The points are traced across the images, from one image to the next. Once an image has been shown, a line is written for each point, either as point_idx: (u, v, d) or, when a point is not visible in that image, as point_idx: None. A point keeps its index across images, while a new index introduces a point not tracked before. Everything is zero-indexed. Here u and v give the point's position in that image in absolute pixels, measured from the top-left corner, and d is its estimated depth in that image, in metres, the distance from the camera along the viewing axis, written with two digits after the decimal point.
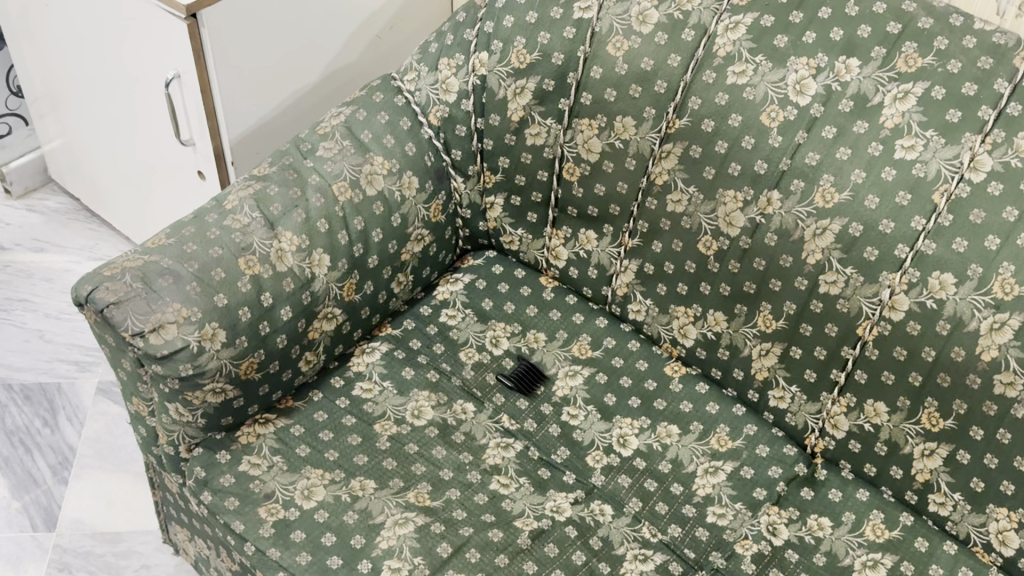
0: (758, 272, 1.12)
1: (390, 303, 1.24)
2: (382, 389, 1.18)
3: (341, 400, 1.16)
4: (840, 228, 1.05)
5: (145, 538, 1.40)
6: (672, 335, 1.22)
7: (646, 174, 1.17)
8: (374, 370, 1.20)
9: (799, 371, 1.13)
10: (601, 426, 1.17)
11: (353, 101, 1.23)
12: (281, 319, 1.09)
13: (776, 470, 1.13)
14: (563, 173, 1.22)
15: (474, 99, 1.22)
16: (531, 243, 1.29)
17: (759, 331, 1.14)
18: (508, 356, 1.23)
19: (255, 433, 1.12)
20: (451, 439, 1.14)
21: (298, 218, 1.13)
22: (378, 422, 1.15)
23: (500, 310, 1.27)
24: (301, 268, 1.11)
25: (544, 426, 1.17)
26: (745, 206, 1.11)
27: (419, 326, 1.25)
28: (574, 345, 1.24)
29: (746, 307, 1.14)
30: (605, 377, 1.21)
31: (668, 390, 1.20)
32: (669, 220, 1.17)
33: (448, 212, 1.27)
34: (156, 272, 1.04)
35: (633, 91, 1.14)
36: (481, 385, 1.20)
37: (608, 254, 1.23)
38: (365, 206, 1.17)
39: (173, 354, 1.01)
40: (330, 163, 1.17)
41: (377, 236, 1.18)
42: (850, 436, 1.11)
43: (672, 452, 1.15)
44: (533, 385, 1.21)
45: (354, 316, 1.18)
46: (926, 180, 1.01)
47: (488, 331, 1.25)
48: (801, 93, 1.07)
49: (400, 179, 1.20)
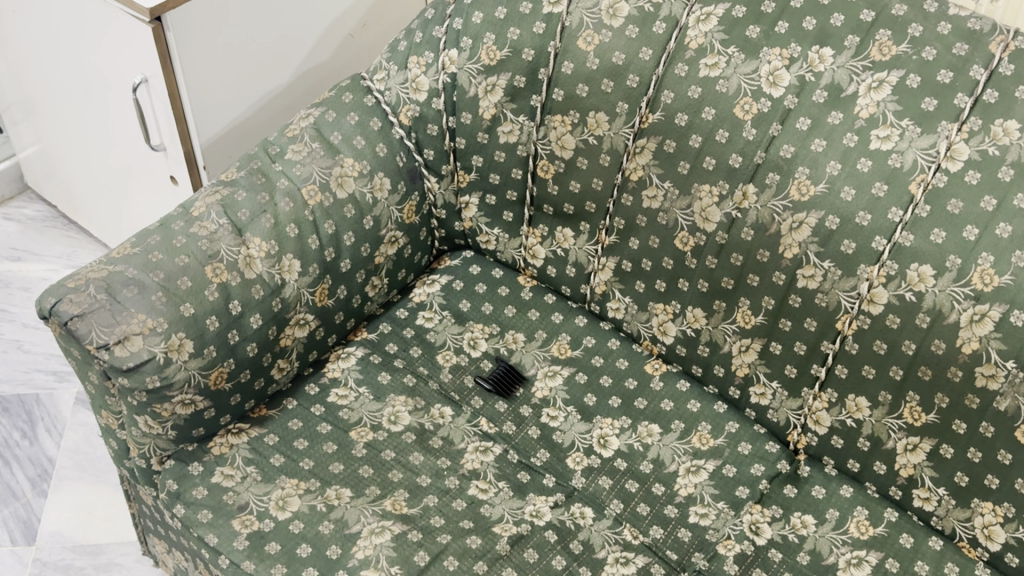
0: (735, 267, 1.10)
1: (366, 306, 1.22)
2: (358, 394, 1.16)
3: (316, 407, 1.14)
4: (817, 221, 1.03)
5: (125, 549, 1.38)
6: (652, 333, 1.20)
7: (620, 170, 1.15)
8: (350, 375, 1.18)
9: (779, 366, 1.11)
10: (581, 427, 1.16)
11: (322, 102, 1.21)
12: (250, 327, 1.07)
13: (759, 467, 1.11)
14: (538, 170, 1.20)
15: (445, 97, 1.19)
16: (508, 242, 1.27)
17: (738, 327, 1.12)
18: (487, 357, 1.21)
19: (228, 443, 1.10)
20: (429, 444, 1.13)
21: (267, 223, 1.11)
22: (354, 429, 1.13)
23: (478, 311, 1.25)
24: (271, 274, 1.09)
25: (524, 429, 1.15)
26: (721, 201, 1.09)
27: (395, 329, 1.23)
28: (553, 345, 1.23)
29: (725, 303, 1.12)
30: (585, 376, 1.20)
31: (649, 388, 1.18)
32: (645, 216, 1.15)
33: (423, 213, 1.24)
34: (122, 282, 1.02)
35: (605, 86, 1.12)
36: (459, 389, 1.18)
37: (586, 251, 1.22)
38: (336, 209, 1.15)
39: (139, 366, 0.99)
40: (299, 166, 1.15)
41: (348, 240, 1.16)
42: (833, 431, 1.09)
43: (653, 451, 1.13)
44: (511, 387, 1.19)
45: (327, 322, 1.16)
46: (902, 170, 1.00)
47: (466, 333, 1.23)
48: (775, 84, 1.05)
49: (372, 181, 1.18)
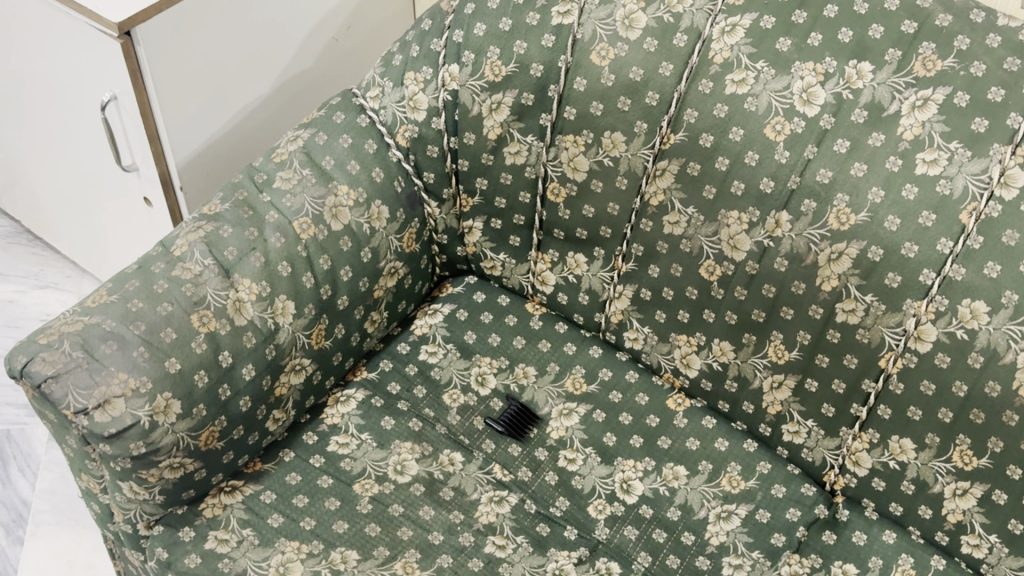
0: (767, 300, 1.02)
1: (365, 343, 1.13)
2: (360, 442, 1.07)
3: (316, 458, 1.06)
4: (858, 252, 0.95)
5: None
6: (674, 365, 1.12)
7: (639, 194, 1.06)
8: (350, 421, 1.09)
9: (815, 405, 1.03)
10: (602, 471, 1.08)
11: (311, 123, 1.11)
12: (243, 380, 0.98)
13: (794, 512, 1.04)
14: (548, 193, 1.11)
15: (446, 116, 1.10)
16: (515, 268, 1.18)
17: (770, 362, 1.04)
18: (497, 395, 1.13)
19: (222, 504, 1.01)
20: (439, 496, 1.04)
21: (257, 262, 1.01)
22: (358, 482, 1.04)
23: (485, 344, 1.16)
24: (263, 319, 1.00)
25: (540, 475, 1.07)
26: (751, 228, 1.01)
27: (397, 366, 1.14)
28: (567, 379, 1.14)
29: (755, 336, 1.04)
30: (603, 414, 1.12)
31: (672, 425, 1.11)
32: (666, 243, 1.06)
33: (423, 239, 1.15)
34: (99, 336, 0.93)
35: (622, 104, 1.03)
36: (468, 432, 1.10)
37: (600, 278, 1.13)
38: (332, 243, 1.06)
39: (122, 432, 0.90)
40: (289, 196, 1.06)
41: (345, 275, 1.07)
42: (874, 473, 1.02)
43: (680, 496, 1.06)
44: (525, 428, 1.10)
45: (325, 364, 1.07)
46: (952, 198, 0.91)
47: (473, 368, 1.15)
48: (809, 103, 0.96)
49: (368, 210, 1.08)
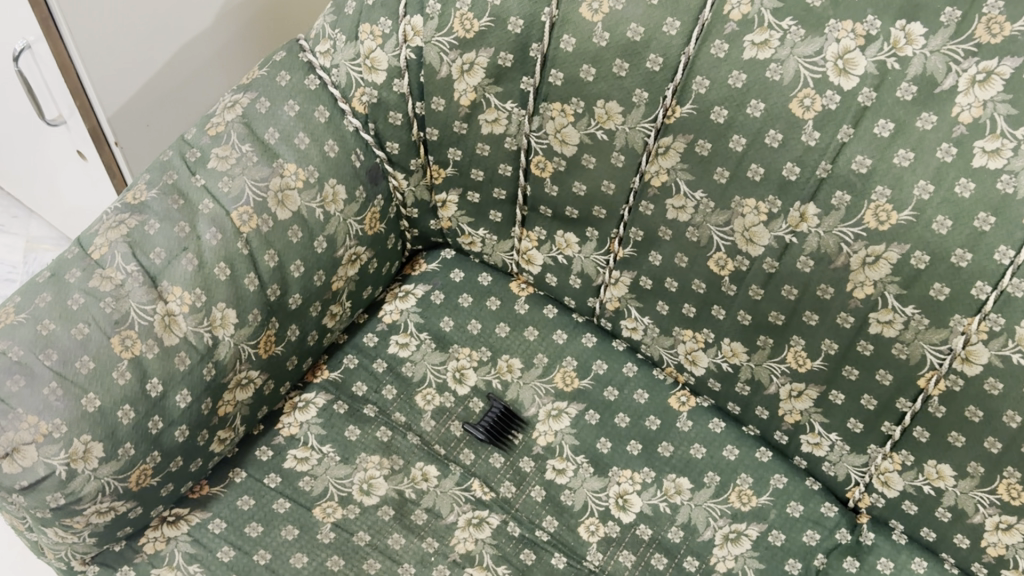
0: (787, 302, 0.87)
1: (325, 339, 0.99)
2: (321, 456, 0.95)
3: (271, 477, 0.94)
4: (899, 256, 0.80)
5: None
6: (677, 361, 0.98)
7: (638, 172, 0.90)
8: (310, 431, 0.96)
9: (839, 418, 0.90)
10: (595, 484, 0.96)
11: (252, 85, 0.94)
12: (177, 408, 0.85)
13: (812, 535, 0.92)
14: (531, 167, 0.94)
15: (410, 77, 0.92)
16: (496, 245, 1.03)
17: (789, 369, 0.90)
18: (477, 394, 1.00)
19: (164, 537, 0.90)
20: (411, 521, 0.93)
21: (189, 265, 0.86)
22: (319, 505, 0.92)
23: (464, 332, 1.02)
24: (199, 334, 0.86)
25: (526, 490, 0.95)
26: (771, 220, 0.85)
27: (364, 362, 1.01)
28: (556, 374, 1.01)
29: (772, 340, 0.90)
30: (597, 416, 0.99)
31: (674, 429, 0.98)
32: (669, 229, 0.91)
33: (390, 217, 1.00)
34: (4, 370, 0.79)
35: (617, 68, 0.85)
36: (444, 440, 0.97)
37: (594, 262, 0.98)
38: (279, 234, 0.90)
39: (36, 484, 0.78)
40: (226, 179, 0.90)
41: (296, 271, 0.92)
42: (905, 496, 0.89)
43: (683, 514, 0.94)
44: (508, 434, 0.98)
45: (277, 372, 0.94)
46: (1016, 198, 0.74)
47: (449, 362, 1.01)
48: (846, 72, 0.78)
49: (322, 191, 0.92)
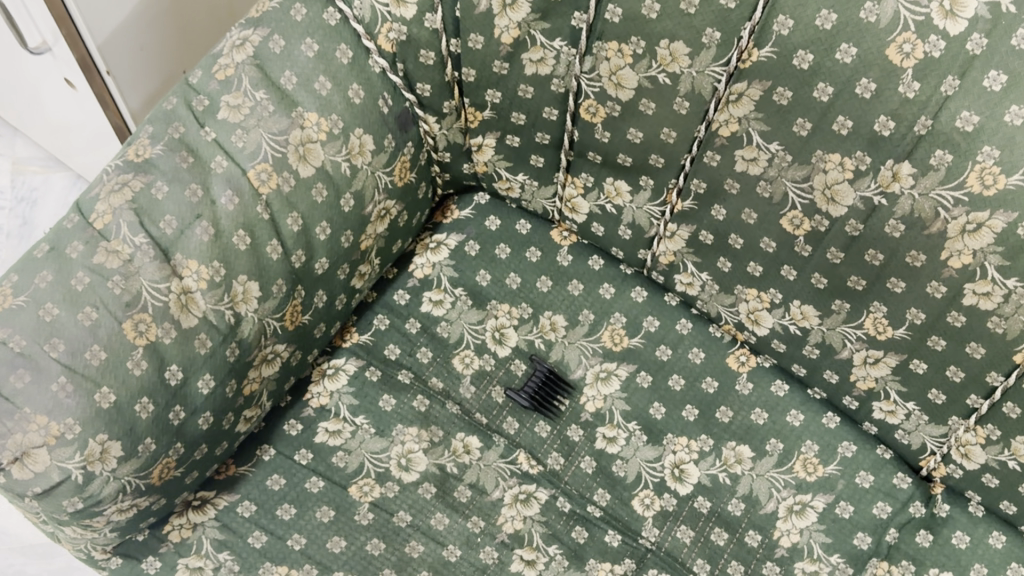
0: (871, 267, 0.79)
1: (353, 300, 0.90)
2: (355, 429, 0.88)
3: (302, 453, 0.87)
4: (1004, 225, 0.71)
5: (29, 558, 1.09)
6: (738, 320, 0.90)
7: (704, 120, 0.79)
8: (341, 402, 0.89)
9: (919, 388, 0.83)
10: (649, 453, 0.89)
11: (262, 19, 0.81)
12: (199, 395, 0.77)
13: (883, 507, 0.86)
14: (580, 111, 0.84)
15: (444, 11, 0.82)
16: (536, 191, 0.94)
17: (866, 335, 0.83)
18: (519, 355, 0.92)
19: (191, 524, 0.83)
20: (454, 499, 0.86)
21: (204, 235, 0.77)
22: (355, 484, 0.86)
23: (502, 287, 0.94)
24: (219, 313, 0.77)
25: (576, 461, 0.89)
26: (857, 178, 0.75)
27: (395, 323, 0.93)
28: (604, 332, 0.93)
29: (849, 305, 0.82)
30: (649, 378, 0.91)
31: (733, 392, 0.91)
32: (738, 182, 0.81)
33: (420, 164, 0.90)
34: (6, 364, 0.70)
35: (686, 4, 0.73)
36: (486, 407, 0.90)
37: (647, 212, 0.88)
38: (301, 194, 0.81)
39: (51, 489, 0.71)
40: (240, 132, 0.79)
41: (322, 233, 0.83)
42: (987, 469, 0.83)
43: (744, 485, 0.88)
44: (554, 400, 0.91)
45: (304, 342, 0.86)
46: None
47: (488, 321, 0.93)
48: (954, 15, 0.66)
49: (347, 143, 0.82)
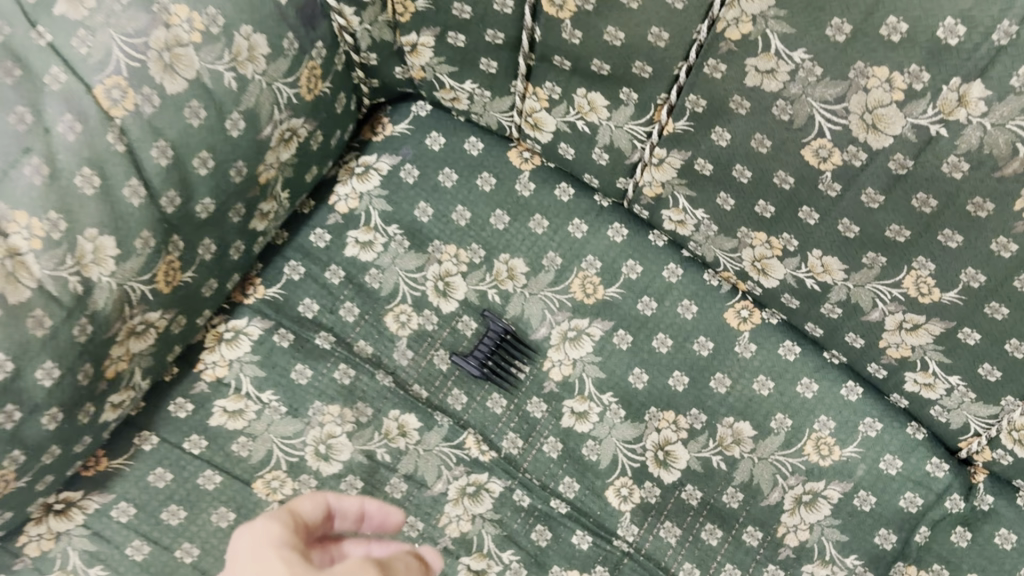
0: (920, 216, 0.60)
1: (256, 248, 0.72)
2: (260, 408, 0.71)
3: (192, 441, 0.70)
4: None
5: None
6: (740, 269, 0.72)
7: (707, 19, 0.59)
8: (243, 374, 0.71)
9: (967, 361, 0.65)
10: (627, 432, 0.73)
11: None
12: (40, 388, 0.59)
13: (912, 499, 0.71)
14: (541, 4, 0.64)
15: None
16: (489, 103, 0.74)
17: (904, 296, 0.65)
18: (467, 311, 0.74)
19: (52, 533, 0.66)
20: (384, 495, 0.70)
21: (35, 176, 0.56)
22: (259, 479, 0.69)
23: (446, 225, 0.76)
24: (62, 281, 0.58)
25: (537, 443, 0.72)
26: (907, 101, 0.55)
27: (312, 272, 0.74)
28: (573, 280, 0.75)
29: (885, 258, 0.64)
30: (628, 338, 0.74)
31: (732, 356, 0.73)
32: (747, 100, 0.62)
33: (337, 70, 0.70)
34: None
35: None
36: (426, 377, 0.73)
37: (628, 133, 0.69)
38: (170, 116, 0.60)
39: None
40: (82, 33, 0.56)
41: (201, 166, 0.63)
42: None
43: (743, 471, 0.72)
44: (510, 366, 0.74)
45: (190, 305, 0.68)
46: None
47: (429, 269, 0.75)
48: None
49: (231, 45, 0.61)
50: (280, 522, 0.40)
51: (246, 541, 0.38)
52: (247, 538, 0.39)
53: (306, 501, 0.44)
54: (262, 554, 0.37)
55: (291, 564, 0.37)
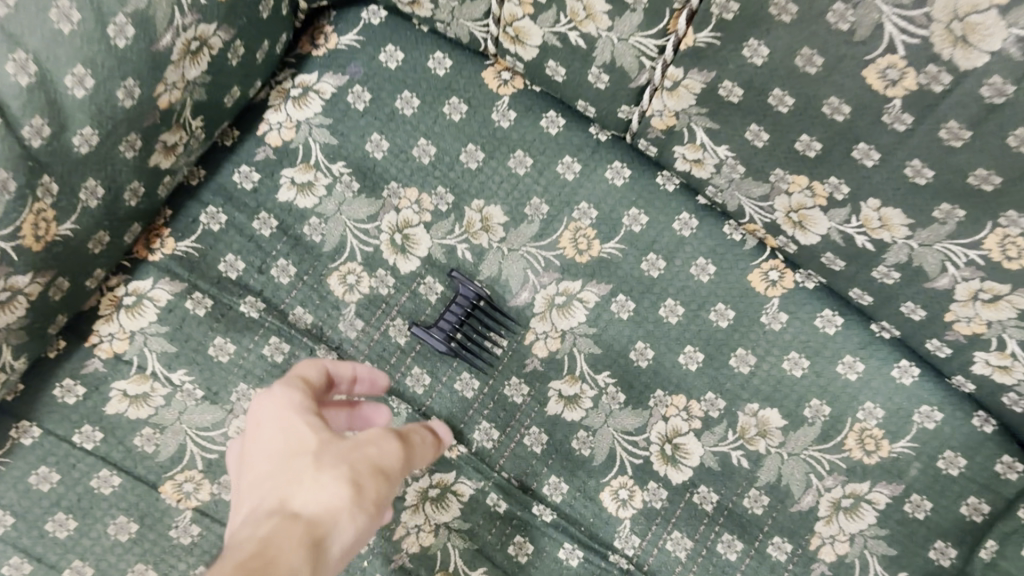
0: (1017, 158, 0.44)
1: (161, 193, 0.57)
2: (170, 393, 0.57)
3: (85, 433, 0.56)
4: None
5: None
6: (772, 222, 0.57)
7: None
8: (147, 349, 0.57)
9: None
10: (628, 422, 0.59)
11: None
12: None
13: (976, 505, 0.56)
14: None
15: None
16: (459, 8, 0.59)
17: (985, 259, 0.49)
18: (431, 271, 0.60)
19: None
20: None
21: None
22: (168, 481, 0.56)
23: (405, 162, 0.61)
24: None
25: (515, 434, 0.59)
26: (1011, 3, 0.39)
27: (236, 221, 0.60)
28: (563, 232, 0.61)
29: (968, 212, 0.49)
30: (629, 306, 0.60)
31: (758, 329, 0.59)
32: (792, 3, 0.46)
33: None
34: None
35: None
36: (380, 352, 0.59)
37: (636, 48, 0.54)
38: (29, 18, 0.44)
39: None
40: None
41: (74, 87, 0.48)
42: None
43: (769, 470, 0.58)
44: (484, 338, 0.60)
45: (75, 264, 0.53)
46: None
47: (384, 218, 0.60)
48: None
49: None
50: (299, 389, 0.39)
51: (269, 412, 0.37)
52: (270, 432, 0.36)
53: (311, 370, 0.42)
54: (283, 439, 0.36)
55: (319, 430, 0.37)
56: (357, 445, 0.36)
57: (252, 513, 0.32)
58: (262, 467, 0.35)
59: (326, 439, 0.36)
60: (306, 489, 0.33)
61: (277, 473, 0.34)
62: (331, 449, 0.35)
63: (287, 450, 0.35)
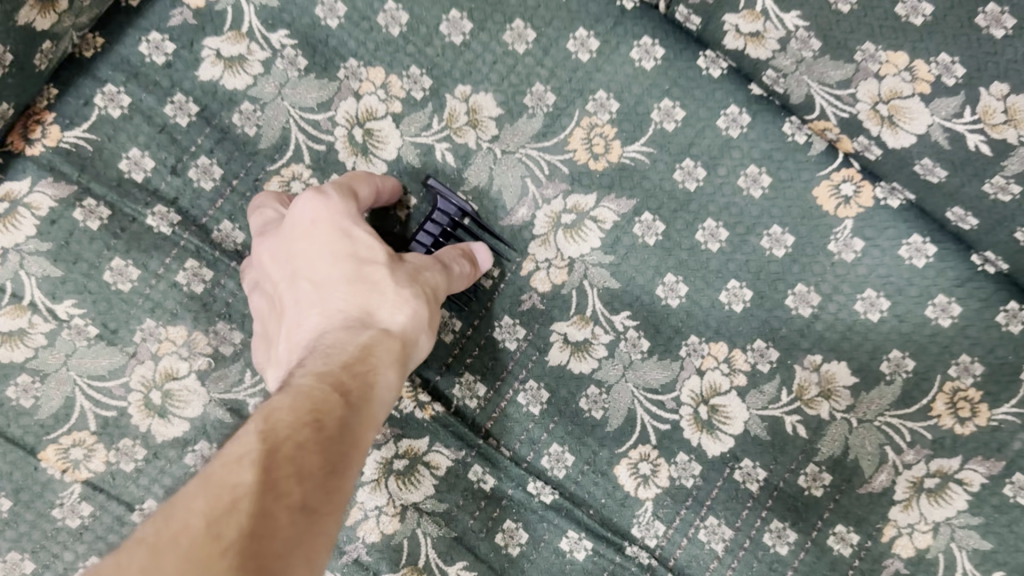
0: None
1: (41, 67, 0.43)
2: (54, 330, 0.43)
3: None
4: None
5: None
6: (852, 117, 0.43)
7: None
8: (24, 273, 0.43)
9: None
10: (653, 376, 0.46)
11: None
12: None
13: None
14: None
15: None
16: None
17: None
18: (401, 180, 0.47)
19: None
20: None
21: None
22: (51, 446, 0.42)
23: (367, 33, 0.46)
24: None
25: (506, 391, 0.46)
26: None
27: (144, 104, 0.45)
28: (575, 131, 0.47)
29: None
30: (659, 228, 0.47)
31: (824, 258, 0.46)
32: None
33: None
34: None
35: None
36: None
37: None
38: None
39: None
40: None
41: None
42: None
43: (833, 441, 0.45)
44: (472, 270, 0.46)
45: None
46: None
47: (339, 106, 0.46)
48: None
49: None
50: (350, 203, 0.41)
51: (312, 217, 0.40)
52: (323, 243, 0.40)
53: (362, 187, 0.42)
54: (345, 242, 0.40)
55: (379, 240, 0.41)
56: (419, 270, 0.40)
57: (337, 313, 0.38)
58: (333, 285, 0.39)
59: (393, 277, 0.39)
60: (389, 299, 0.39)
61: (351, 279, 0.39)
62: (401, 269, 0.40)
63: (358, 255, 0.39)
